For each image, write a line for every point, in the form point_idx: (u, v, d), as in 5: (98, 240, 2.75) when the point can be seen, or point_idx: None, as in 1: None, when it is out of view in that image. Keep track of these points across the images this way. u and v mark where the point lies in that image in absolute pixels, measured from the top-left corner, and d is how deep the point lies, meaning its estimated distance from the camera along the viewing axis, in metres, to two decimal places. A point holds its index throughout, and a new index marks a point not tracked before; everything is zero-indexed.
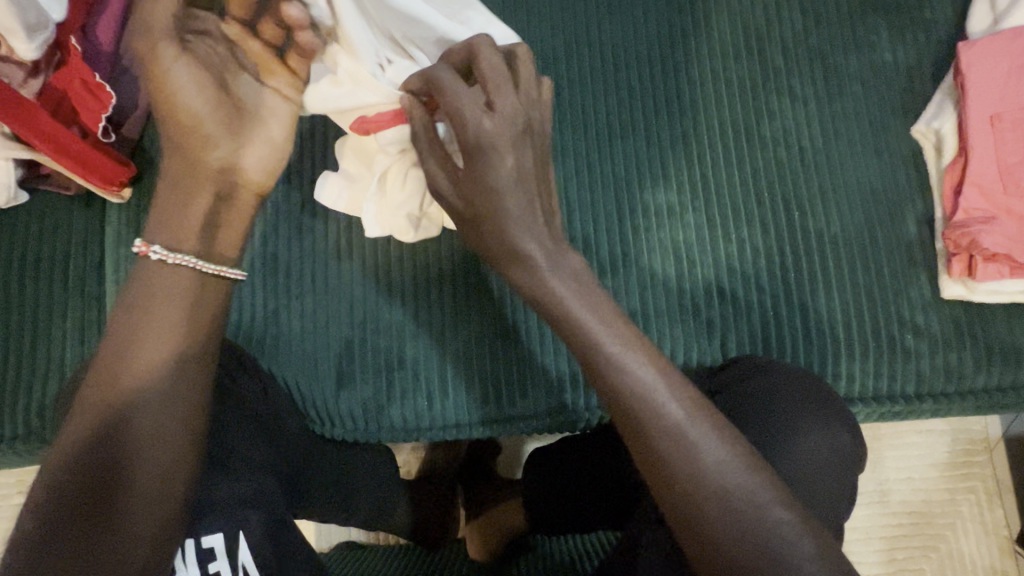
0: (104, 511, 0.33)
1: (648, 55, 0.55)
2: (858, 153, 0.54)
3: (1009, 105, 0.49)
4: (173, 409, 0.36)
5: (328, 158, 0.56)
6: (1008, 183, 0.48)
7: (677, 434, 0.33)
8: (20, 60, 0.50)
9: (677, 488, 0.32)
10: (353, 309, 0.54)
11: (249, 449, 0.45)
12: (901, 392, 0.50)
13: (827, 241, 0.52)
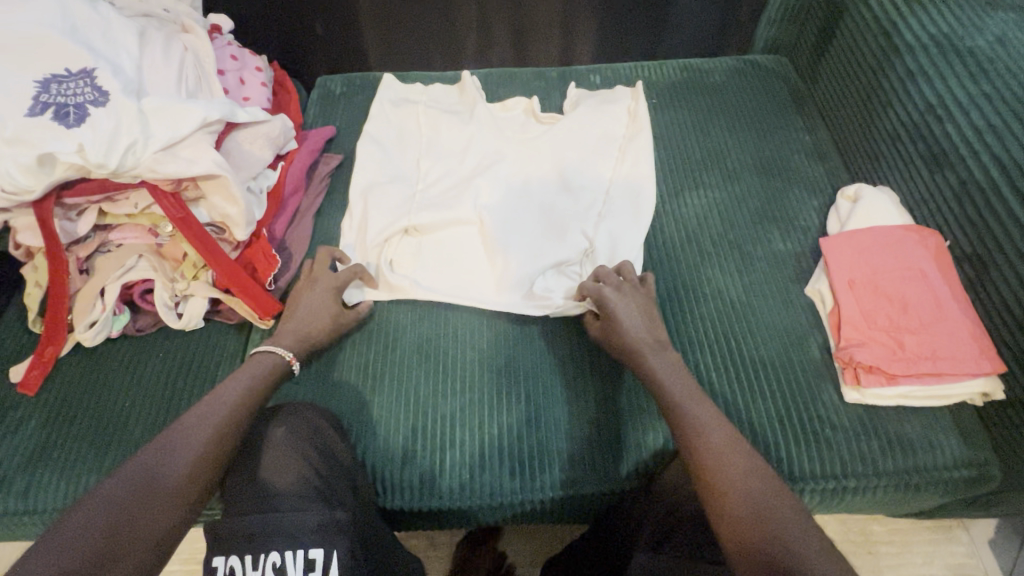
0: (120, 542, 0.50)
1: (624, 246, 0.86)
2: (771, 305, 0.79)
3: (859, 273, 0.75)
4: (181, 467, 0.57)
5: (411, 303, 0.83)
6: (868, 320, 0.72)
7: (721, 457, 0.56)
8: (233, 240, 0.81)
9: (753, 521, 0.50)
10: (419, 405, 0.74)
11: (343, 493, 0.63)
12: (833, 473, 0.66)
13: (756, 362, 0.74)
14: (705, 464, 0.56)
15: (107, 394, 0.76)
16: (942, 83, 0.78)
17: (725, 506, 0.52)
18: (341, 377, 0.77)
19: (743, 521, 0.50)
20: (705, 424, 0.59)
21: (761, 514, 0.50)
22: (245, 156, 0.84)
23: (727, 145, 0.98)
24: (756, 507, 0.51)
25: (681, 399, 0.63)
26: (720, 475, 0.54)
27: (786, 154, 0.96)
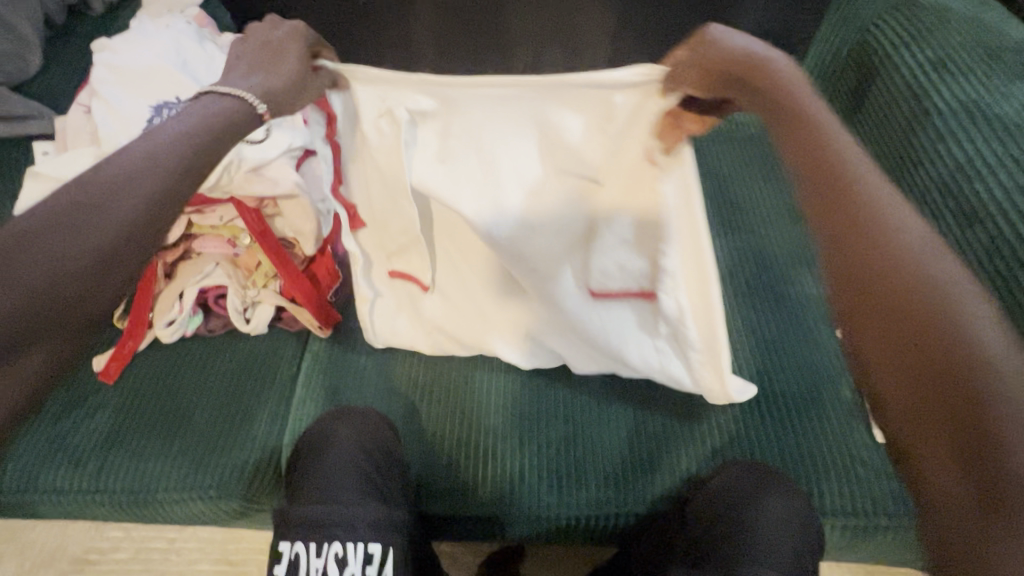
0: None
1: None
2: (804, 344, 0.83)
3: None
4: None
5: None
6: None
7: (919, 262, 0.41)
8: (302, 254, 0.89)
9: (997, 458, 0.34)
10: (462, 416, 0.78)
11: (395, 495, 0.67)
12: (863, 510, 0.68)
13: (789, 398, 0.77)
14: (898, 261, 0.41)
15: (177, 388, 0.82)
16: (973, 146, 0.83)
17: (969, 411, 0.36)
18: (390, 386, 0.82)
19: (952, 332, 0.38)
20: (904, 217, 0.43)
21: (971, 332, 0.37)
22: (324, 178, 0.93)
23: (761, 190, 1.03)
24: (964, 327, 0.37)
25: (912, 243, 0.42)
26: (912, 282, 0.40)
27: None
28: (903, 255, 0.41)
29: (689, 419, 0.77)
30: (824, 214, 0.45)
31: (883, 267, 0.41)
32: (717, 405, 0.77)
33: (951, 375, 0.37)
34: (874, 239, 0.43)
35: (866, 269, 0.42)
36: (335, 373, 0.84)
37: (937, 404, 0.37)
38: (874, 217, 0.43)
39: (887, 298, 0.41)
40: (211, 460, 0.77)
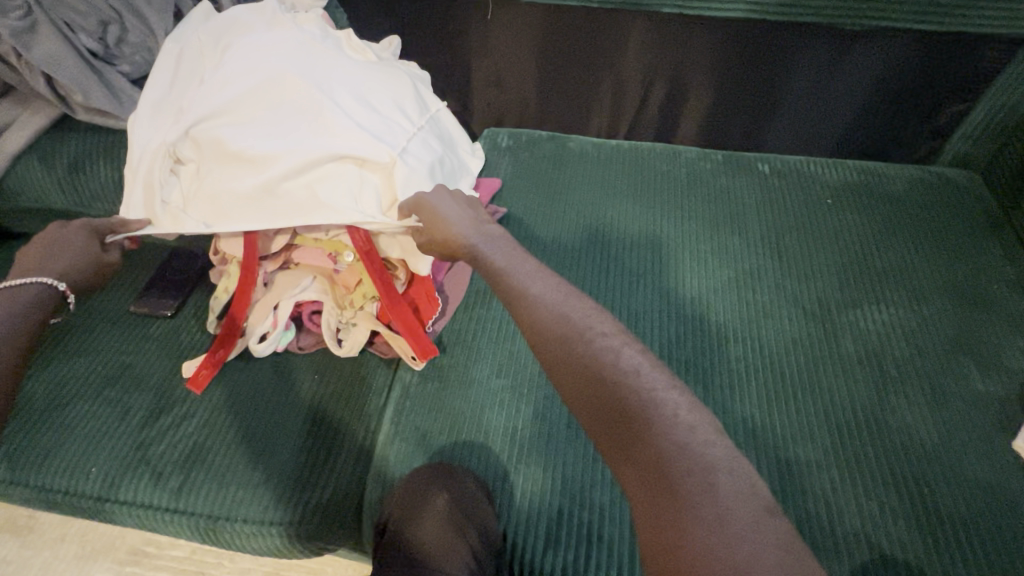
0: None
1: (799, 354, 0.82)
2: (970, 455, 0.71)
3: None
4: None
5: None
6: None
7: (670, 441, 0.50)
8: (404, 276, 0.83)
9: (710, 540, 0.45)
10: (567, 484, 0.71)
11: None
12: None
13: (952, 519, 0.67)
14: (653, 443, 0.51)
15: (267, 408, 0.78)
16: None
17: (677, 500, 0.47)
18: (487, 436, 0.75)
19: (691, 511, 0.47)
20: (657, 406, 0.53)
21: (731, 500, 0.47)
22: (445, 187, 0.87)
23: (910, 259, 0.91)
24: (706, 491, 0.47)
25: (640, 366, 0.56)
26: (654, 466, 0.49)
27: (978, 279, 0.88)
28: (668, 444, 0.50)
29: (832, 528, 0.67)
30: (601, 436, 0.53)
31: (609, 397, 0.54)
32: (861, 514, 0.68)
33: (643, 491, 0.49)
34: (630, 435, 0.52)
35: (638, 459, 0.50)
36: (427, 411, 0.78)
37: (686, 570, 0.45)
38: (639, 418, 0.52)
39: (652, 480, 0.49)
40: (295, 494, 0.72)
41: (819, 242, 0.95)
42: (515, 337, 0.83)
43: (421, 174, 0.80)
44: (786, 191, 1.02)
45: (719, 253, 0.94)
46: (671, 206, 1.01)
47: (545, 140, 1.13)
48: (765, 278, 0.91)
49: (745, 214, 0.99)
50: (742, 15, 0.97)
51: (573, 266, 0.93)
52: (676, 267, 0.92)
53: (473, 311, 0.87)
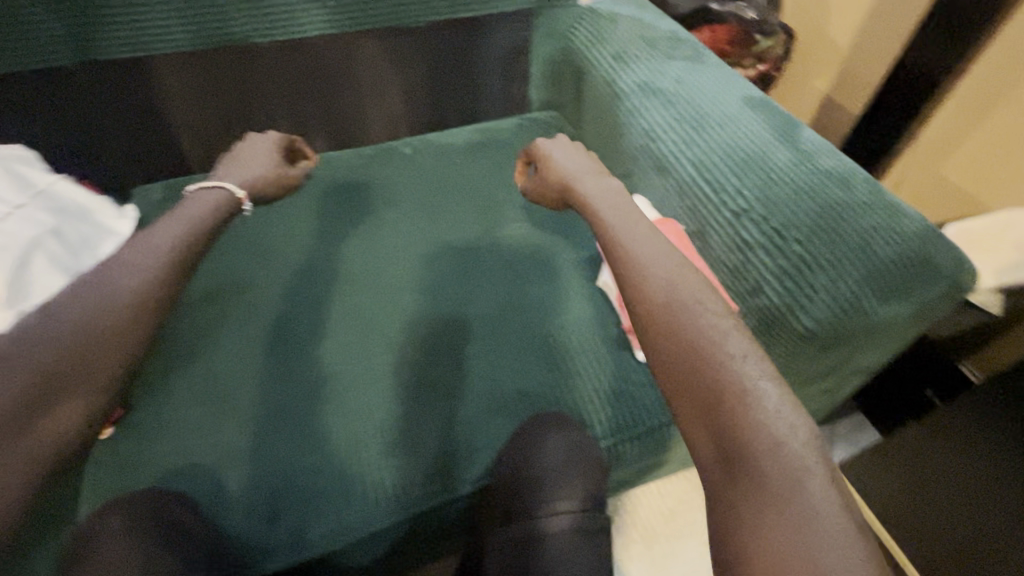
0: (29, 417, 0.58)
1: (452, 279, 1.00)
2: (575, 298, 0.96)
3: (626, 264, 0.96)
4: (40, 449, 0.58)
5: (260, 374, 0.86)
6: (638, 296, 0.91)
7: (760, 413, 0.53)
8: None
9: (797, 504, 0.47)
10: (276, 464, 0.78)
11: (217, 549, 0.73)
12: (636, 421, 0.83)
13: (570, 347, 0.89)
14: (728, 400, 0.55)
15: None
16: (649, 115, 1.03)
17: (780, 464, 0.49)
18: (192, 461, 0.78)
19: (764, 485, 0.49)
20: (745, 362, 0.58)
21: (765, 434, 0.51)
22: (68, 260, 0.83)
23: (524, 187, 1.18)
24: (785, 425, 0.52)
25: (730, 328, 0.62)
26: (704, 411, 0.55)
27: None
28: (760, 415, 0.53)
29: (495, 393, 0.85)
30: (669, 383, 0.59)
31: (705, 373, 0.58)
32: (518, 378, 0.86)
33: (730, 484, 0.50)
34: (697, 395, 0.56)
35: (695, 403, 0.56)
36: (126, 469, 0.78)
37: (727, 505, 0.50)
38: (709, 370, 0.57)
39: (707, 421, 0.55)
40: None
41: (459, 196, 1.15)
42: (208, 370, 0.87)
43: (16, 257, 0.76)
44: (427, 164, 1.22)
45: (383, 231, 1.09)
46: (337, 207, 1.13)
47: (200, 181, 1.16)
48: (418, 233, 1.08)
49: (393, 190, 1.17)
50: (314, 36, 1.12)
51: (249, 286, 0.98)
52: (349, 254, 1.04)
53: (156, 360, 0.87)
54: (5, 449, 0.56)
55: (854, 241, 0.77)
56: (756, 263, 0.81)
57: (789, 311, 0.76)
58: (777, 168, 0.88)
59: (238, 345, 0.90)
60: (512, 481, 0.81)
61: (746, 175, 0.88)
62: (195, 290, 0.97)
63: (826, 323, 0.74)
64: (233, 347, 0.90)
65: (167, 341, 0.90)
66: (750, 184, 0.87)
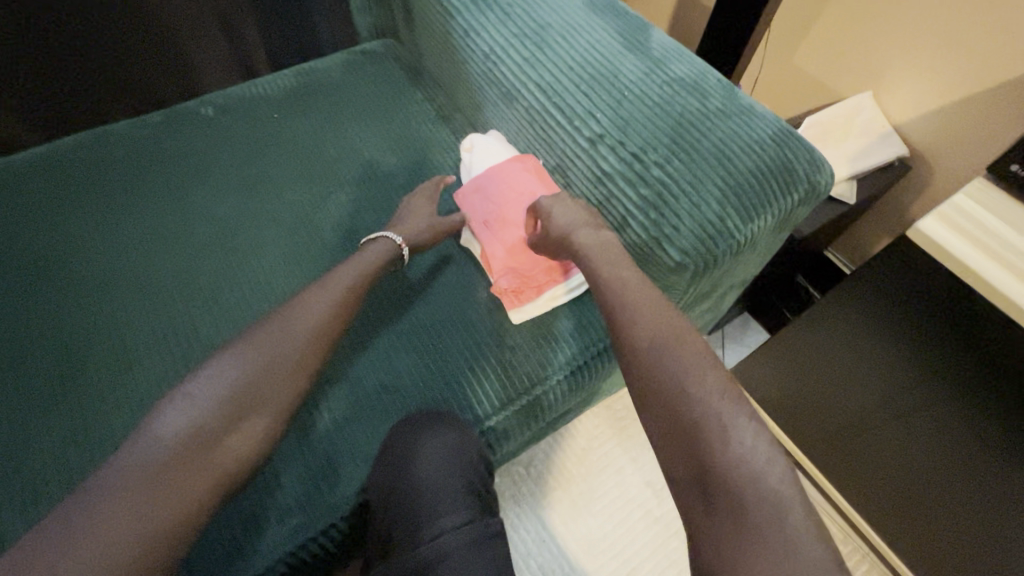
0: (204, 456, 0.58)
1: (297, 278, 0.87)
2: (436, 270, 0.85)
3: (489, 215, 0.82)
4: (195, 492, 0.57)
5: (88, 447, 0.73)
6: (508, 252, 0.80)
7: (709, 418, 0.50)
8: None
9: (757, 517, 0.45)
10: None
11: None
12: (522, 391, 0.75)
13: (436, 326, 0.80)
14: (681, 406, 0.52)
15: None
16: (484, 34, 0.88)
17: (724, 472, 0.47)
18: None
19: (718, 495, 0.47)
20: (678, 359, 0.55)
21: (741, 466, 0.47)
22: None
23: (363, 144, 1.00)
24: (766, 452, 0.48)
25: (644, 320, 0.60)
26: (685, 436, 0.51)
27: (413, 133, 1.02)
28: (703, 417, 0.51)
29: (360, 398, 0.74)
30: (648, 402, 0.55)
31: (654, 381, 0.55)
32: (381, 375, 0.75)
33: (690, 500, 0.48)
34: (674, 419, 0.52)
35: (672, 429, 0.52)
36: None
37: (700, 546, 0.46)
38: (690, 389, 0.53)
39: (686, 446, 0.50)
40: None
41: (287, 172, 0.97)
42: (23, 458, 0.73)
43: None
44: (242, 136, 1.01)
45: (202, 232, 0.91)
46: (138, 212, 0.92)
47: None
48: (248, 226, 0.92)
49: (206, 175, 0.96)
50: None
51: (51, 338, 0.81)
52: (170, 271, 0.87)
53: None
54: (175, 489, 0.55)
55: (714, 156, 0.71)
56: (619, 195, 0.73)
57: (657, 244, 0.70)
58: (629, 82, 0.78)
59: (47, 411, 0.76)
60: (389, 493, 0.65)
61: (597, 95, 0.77)
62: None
63: (694, 250, 0.68)
64: (41, 415, 0.76)
65: None
66: (602, 104, 0.77)
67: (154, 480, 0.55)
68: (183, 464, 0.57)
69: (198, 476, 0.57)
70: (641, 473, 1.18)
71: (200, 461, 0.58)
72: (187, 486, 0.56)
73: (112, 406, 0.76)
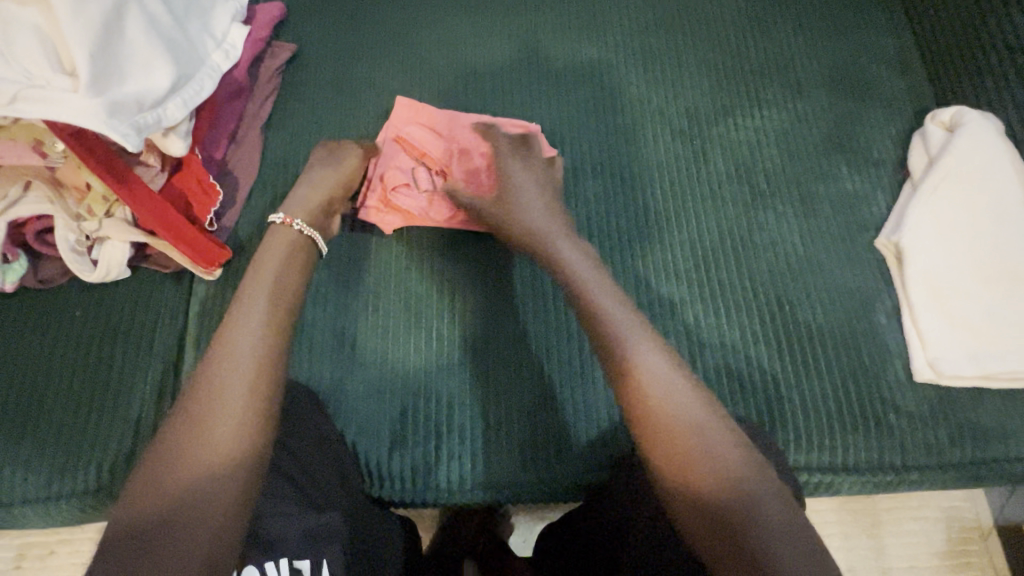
0: (194, 451, 0.42)
1: (657, 179, 0.70)
2: (833, 260, 0.66)
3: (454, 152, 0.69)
4: (210, 494, 0.40)
5: (398, 259, 0.66)
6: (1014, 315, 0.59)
7: None
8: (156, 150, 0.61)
9: None
10: (409, 378, 0.61)
11: (314, 466, 0.51)
12: (890, 465, 0.58)
13: (813, 332, 0.62)
14: None
15: (20, 347, 0.61)
16: None
17: None
18: (307, 337, 0.62)
19: None
20: None
21: None
22: (178, 35, 0.59)
23: (788, 46, 0.77)
24: (759, 474, 0.41)
25: None
26: None
27: (859, 59, 0.76)
28: None
29: (694, 365, 0.61)
30: None
31: None
32: (704, 330, 0.63)
33: None
34: None
35: None
36: None
37: None
38: (679, 441, 0.42)
39: None
40: (75, 457, 0.57)
41: (692, 40, 0.77)
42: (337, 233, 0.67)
43: (109, 16, 0.52)
44: None
45: (577, 74, 0.75)
46: (514, 21, 0.78)
47: None
48: (622, 91, 0.74)
49: (603, 13, 0.79)
50: None
51: None
52: (533, 108, 0.73)
53: (276, 197, 0.69)
54: (199, 474, 0.41)
55: None
56: None
57: None
58: None
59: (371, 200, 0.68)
60: None
61: None
62: (327, 110, 0.73)
63: None
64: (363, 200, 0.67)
65: (291, 175, 0.70)
66: None
67: (168, 463, 0.41)
68: (198, 433, 0.42)
69: (200, 475, 0.41)
70: (845, 553, 0.92)
71: (205, 438, 0.42)
72: (179, 494, 0.40)
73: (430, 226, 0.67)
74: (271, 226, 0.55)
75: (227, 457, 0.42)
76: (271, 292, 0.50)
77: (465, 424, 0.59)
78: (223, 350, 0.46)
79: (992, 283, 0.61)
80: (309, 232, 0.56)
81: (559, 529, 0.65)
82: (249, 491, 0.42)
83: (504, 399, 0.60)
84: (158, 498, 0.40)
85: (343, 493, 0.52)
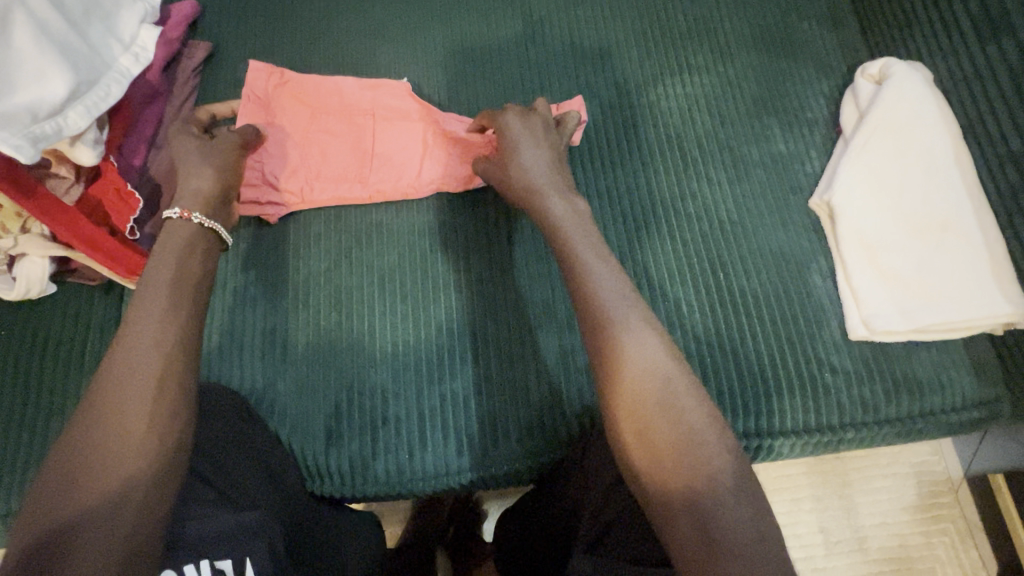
0: (90, 461, 0.40)
1: (587, 153, 0.68)
2: (767, 223, 0.65)
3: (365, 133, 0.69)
4: (108, 505, 0.39)
5: (327, 254, 0.65)
6: (944, 270, 0.59)
7: None
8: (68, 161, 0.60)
9: None
10: (341, 372, 0.60)
11: (235, 467, 0.50)
12: (828, 424, 0.58)
13: (748, 297, 0.62)
14: None
15: None
16: None
17: None
18: (238, 339, 0.61)
19: None
20: None
21: None
22: (75, 40, 0.57)
23: (718, 10, 0.75)
24: (743, 480, 0.38)
25: None
26: None
27: (789, 17, 0.75)
28: None
29: None
30: None
31: None
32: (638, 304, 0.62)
33: None
34: None
35: None
36: None
37: None
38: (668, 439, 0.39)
39: None
40: (8, 478, 0.57)
41: (618, 10, 0.75)
42: (264, 233, 0.66)
43: None
44: None
45: (503, 53, 0.73)
46: (438, 2, 0.76)
47: None
48: (549, 67, 0.73)
49: None
50: None
51: None
52: (459, 90, 0.72)
53: None
54: (96, 484, 0.39)
55: None
56: None
57: None
58: None
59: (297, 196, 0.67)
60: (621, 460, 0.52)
61: None
62: None
63: None
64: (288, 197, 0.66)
65: None
66: None
67: (64, 477, 0.40)
68: (94, 443, 0.41)
69: (97, 486, 0.40)
70: (817, 515, 0.92)
71: (100, 447, 0.41)
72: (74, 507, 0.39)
73: (358, 219, 0.66)
74: (166, 224, 0.54)
75: (126, 464, 0.41)
76: (171, 288, 0.49)
77: (401, 415, 0.59)
78: (121, 350, 0.45)
79: (916, 239, 0.61)
80: (209, 226, 0.55)
81: (519, 513, 0.65)
82: (153, 499, 0.41)
83: (438, 386, 0.60)
84: (51, 514, 0.38)
85: (269, 492, 0.51)
